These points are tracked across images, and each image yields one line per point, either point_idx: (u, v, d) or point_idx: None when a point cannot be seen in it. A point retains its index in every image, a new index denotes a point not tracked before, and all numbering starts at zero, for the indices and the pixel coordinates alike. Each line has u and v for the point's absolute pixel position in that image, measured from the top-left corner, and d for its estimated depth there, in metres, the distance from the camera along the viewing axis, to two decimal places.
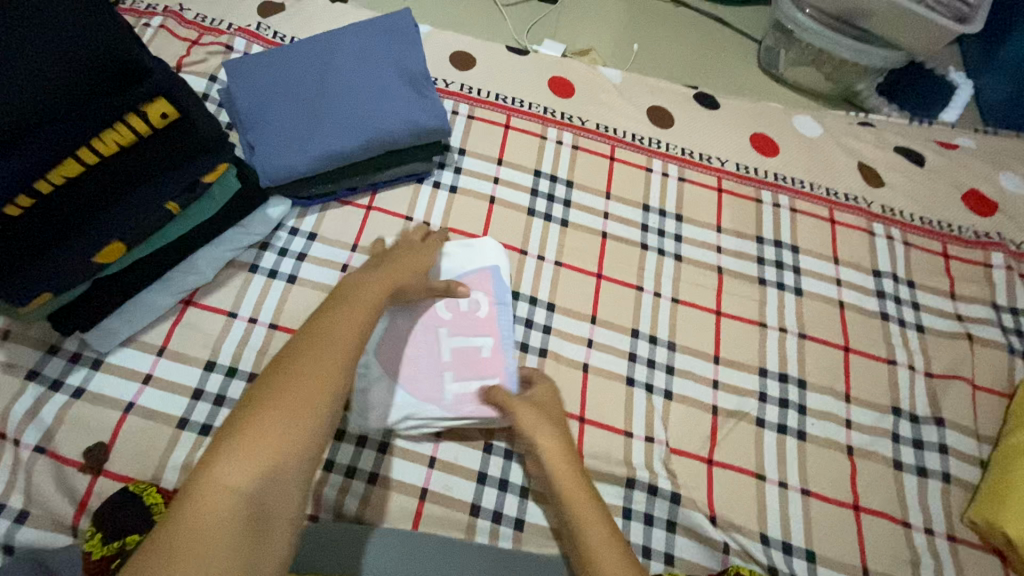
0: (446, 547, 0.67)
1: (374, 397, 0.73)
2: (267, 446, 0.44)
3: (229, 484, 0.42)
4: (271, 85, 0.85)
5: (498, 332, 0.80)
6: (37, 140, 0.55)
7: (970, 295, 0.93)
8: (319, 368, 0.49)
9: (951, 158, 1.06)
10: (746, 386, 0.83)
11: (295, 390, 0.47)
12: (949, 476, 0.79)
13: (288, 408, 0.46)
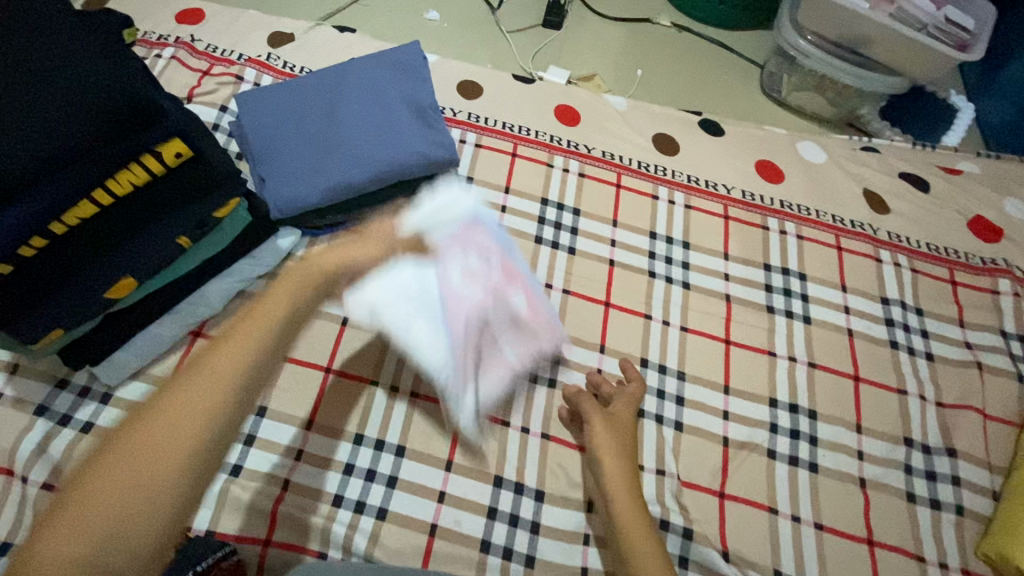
0: None
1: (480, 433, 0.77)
2: (110, 500, 0.37)
3: (65, 539, 0.36)
4: (279, 119, 0.86)
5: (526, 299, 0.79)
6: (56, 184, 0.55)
7: (978, 323, 0.93)
8: (187, 410, 0.41)
9: (956, 184, 1.06)
10: (757, 417, 0.82)
11: (148, 438, 0.39)
12: (962, 509, 0.79)
13: (126, 464, 0.38)
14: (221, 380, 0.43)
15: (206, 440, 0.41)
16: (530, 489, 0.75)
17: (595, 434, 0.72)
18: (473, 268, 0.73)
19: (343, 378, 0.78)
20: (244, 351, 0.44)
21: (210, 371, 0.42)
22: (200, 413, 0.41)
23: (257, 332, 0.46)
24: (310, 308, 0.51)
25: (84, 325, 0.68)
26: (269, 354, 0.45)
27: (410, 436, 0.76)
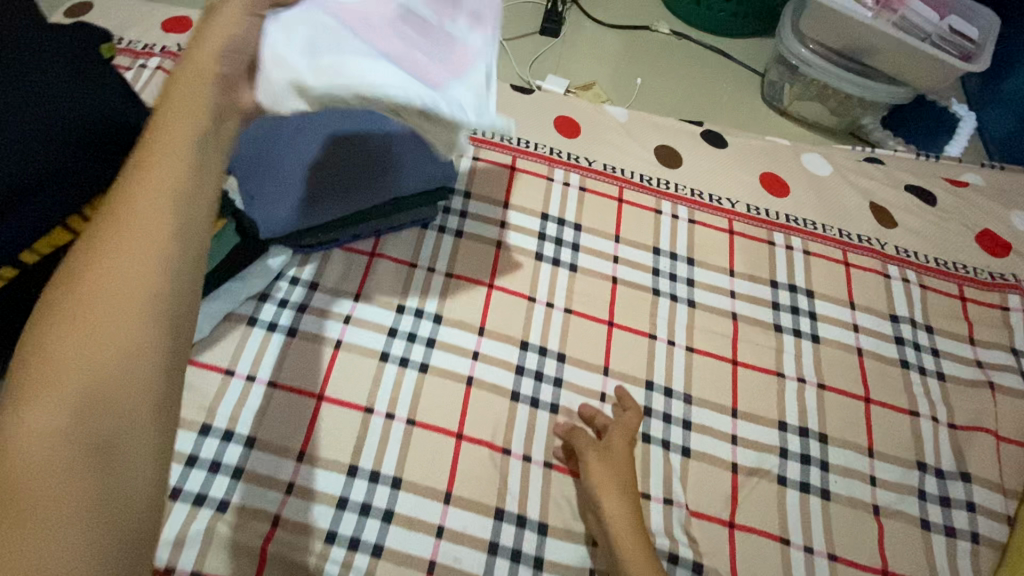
0: None
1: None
2: (63, 377, 0.29)
3: (27, 433, 0.28)
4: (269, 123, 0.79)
5: None
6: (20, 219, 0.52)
7: (989, 340, 0.91)
8: (118, 264, 0.31)
9: (962, 197, 1.04)
10: (766, 442, 0.80)
11: (84, 300, 0.30)
12: (978, 536, 0.76)
13: (75, 331, 0.30)
14: (145, 214, 0.32)
15: (160, 275, 0.31)
16: (532, 522, 0.72)
17: (591, 468, 0.72)
18: None
19: (335, 405, 0.75)
20: (163, 166, 0.33)
21: (126, 199, 0.32)
22: (141, 245, 0.31)
23: (171, 144, 0.34)
24: (220, 107, 0.38)
25: None
26: (197, 163, 0.34)
27: (407, 466, 0.72)
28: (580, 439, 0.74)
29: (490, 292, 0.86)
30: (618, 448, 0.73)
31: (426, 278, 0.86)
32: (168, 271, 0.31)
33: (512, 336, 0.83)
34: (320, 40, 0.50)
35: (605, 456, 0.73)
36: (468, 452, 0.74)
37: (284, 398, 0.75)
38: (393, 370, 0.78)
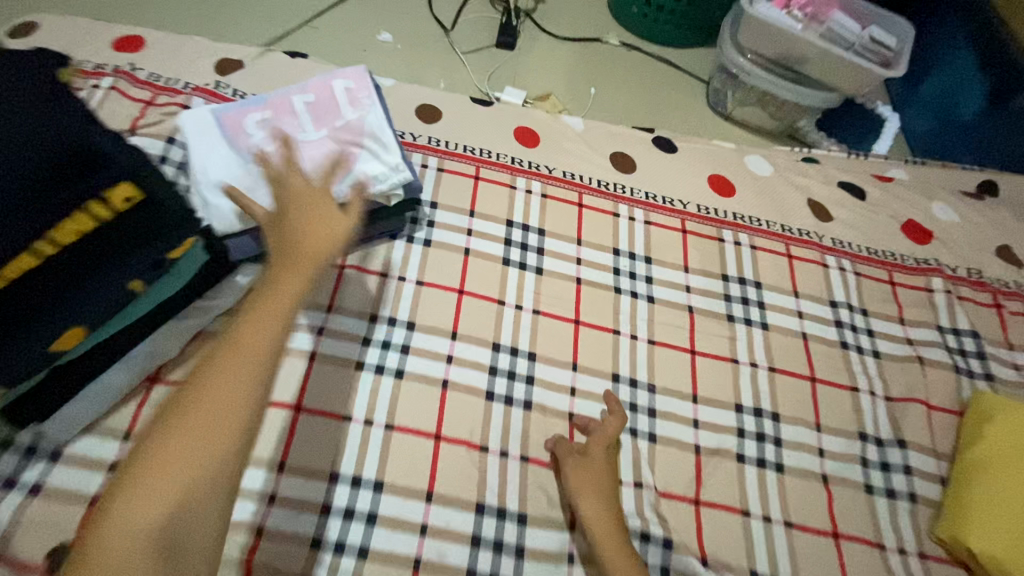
0: None
1: (338, 119, 0.84)
2: (197, 441, 0.48)
3: (131, 520, 0.45)
4: (205, 152, 0.79)
5: (326, 86, 0.86)
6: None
7: (919, 320, 0.99)
8: (204, 421, 0.48)
9: (888, 191, 1.14)
10: (725, 424, 0.85)
11: (215, 394, 0.49)
12: (916, 495, 0.84)
13: (203, 411, 0.49)
14: (227, 391, 0.50)
15: (239, 440, 0.49)
16: (513, 514, 0.75)
17: (572, 476, 0.76)
18: (303, 113, 0.84)
19: (314, 415, 0.76)
20: (241, 367, 0.51)
21: (223, 373, 0.50)
22: (251, 372, 0.51)
23: (255, 348, 0.52)
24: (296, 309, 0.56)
25: (27, 382, 0.63)
26: (267, 364, 0.52)
27: (387, 469, 0.75)
28: (564, 449, 0.78)
29: (461, 297, 0.89)
30: (596, 457, 0.77)
31: (398, 287, 0.88)
32: (241, 449, 0.49)
33: (483, 339, 0.87)
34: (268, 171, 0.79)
35: (585, 469, 0.76)
36: (447, 452, 0.77)
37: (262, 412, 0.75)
38: (369, 377, 0.80)
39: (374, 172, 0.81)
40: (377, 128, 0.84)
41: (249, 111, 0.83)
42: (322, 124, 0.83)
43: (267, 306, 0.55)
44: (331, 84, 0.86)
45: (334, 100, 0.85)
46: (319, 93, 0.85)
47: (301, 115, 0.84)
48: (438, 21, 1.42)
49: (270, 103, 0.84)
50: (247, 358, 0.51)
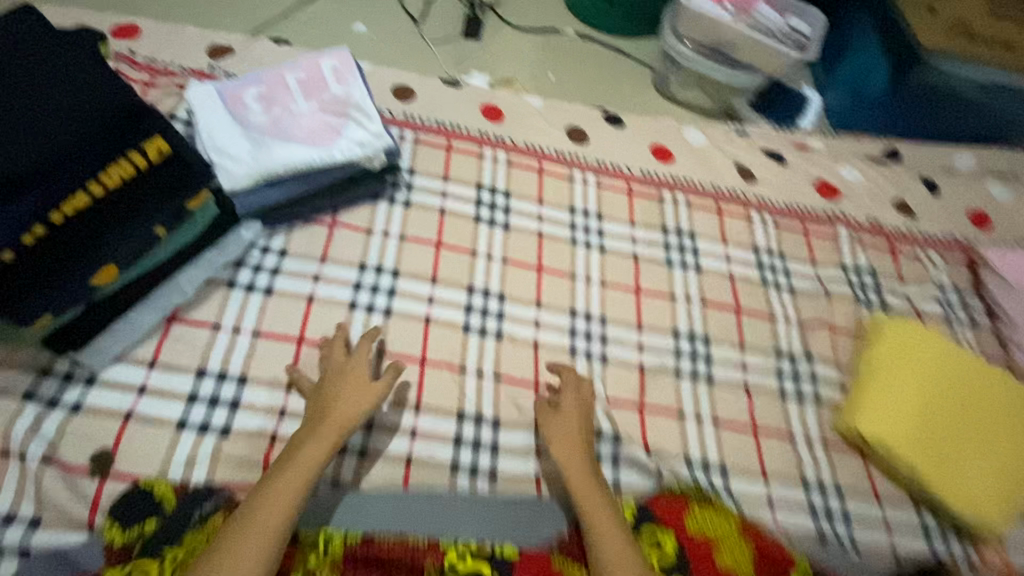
0: (444, 500, 0.80)
1: (326, 93, 0.97)
2: (259, 541, 0.63)
3: None
4: (208, 120, 0.91)
5: (315, 66, 0.99)
6: (41, 187, 0.64)
7: (827, 261, 1.16)
8: (259, 527, 0.64)
9: (804, 157, 1.32)
10: (664, 347, 1.02)
11: (278, 500, 0.67)
12: (821, 397, 1.01)
13: (262, 523, 0.65)
14: (276, 505, 0.66)
15: (279, 537, 0.65)
16: (488, 420, 0.89)
17: (545, 427, 0.86)
18: (296, 89, 0.97)
19: (314, 345, 0.90)
20: (290, 486, 0.68)
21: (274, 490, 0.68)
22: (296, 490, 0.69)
23: (300, 477, 0.70)
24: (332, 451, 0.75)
25: (71, 313, 0.74)
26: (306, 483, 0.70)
27: (382, 386, 0.88)
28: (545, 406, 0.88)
29: (438, 250, 1.03)
30: (569, 412, 0.86)
31: (382, 242, 1.01)
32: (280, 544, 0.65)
33: (459, 283, 1.01)
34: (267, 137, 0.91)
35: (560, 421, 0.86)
36: (432, 373, 0.91)
37: (269, 343, 0.88)
38: (361, 314, 0.95)
39: (359, 138, 0.94)
40: (361, 100, 0.97)
41: (247, 87, 0.95)
42: (313, 98, 0.96)
43: (313, 444, 0.73)
44: (320, 65, 0.99)
45: (323, 78, 0.98)
46: (309, 71, 0.98)
47: (294, 90, 0.96)
48: (408, 13, 1.55)
49: (265, 80, 0.96)
50: (296, 484, 0.69)
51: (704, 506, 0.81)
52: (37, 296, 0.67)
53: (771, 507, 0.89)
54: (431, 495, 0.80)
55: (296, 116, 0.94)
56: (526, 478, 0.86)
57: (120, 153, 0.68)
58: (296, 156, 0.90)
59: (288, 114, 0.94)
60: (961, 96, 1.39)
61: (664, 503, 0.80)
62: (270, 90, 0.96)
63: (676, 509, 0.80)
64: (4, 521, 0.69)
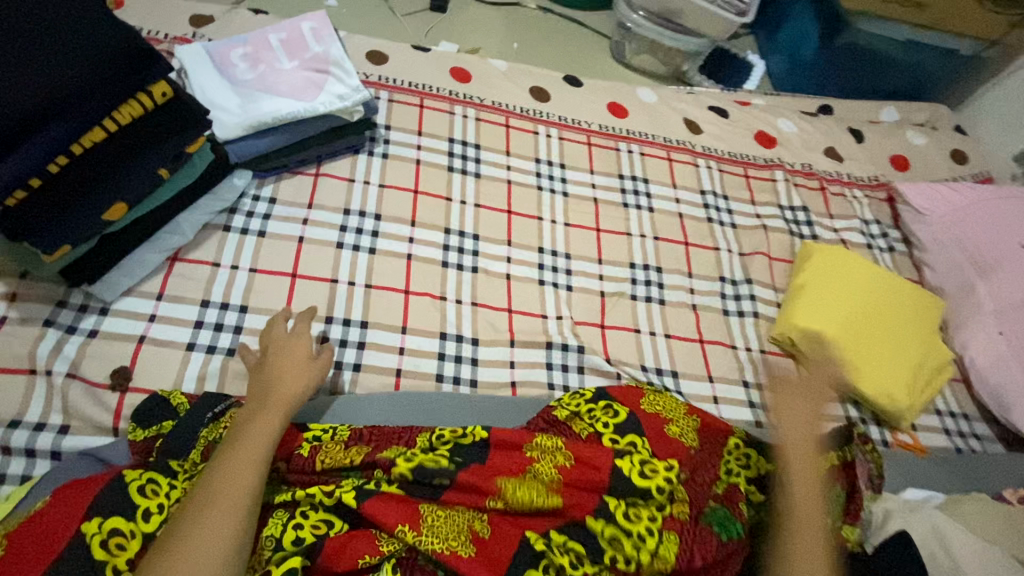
0: (429, 399, 0.90)
1: (307, 51, 1.06)
2: (226, 510, 0.58)
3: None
4: (199, 75, 0.99)
5: (296, 27, 1.08)
6: (63, 122, 0.73)
7: (765, 200, 1.30)
8: (228, 488, 0.59)
9: (747, 112, 1.44)
10: (622, 276, 1.14)
11: (244, 457, 0.63)
12: (758, 314, 1.15)
13: (227, 491, 0.59)
14: (243, 463, 0.62)
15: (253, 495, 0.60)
16: (468, 339, 1.00)
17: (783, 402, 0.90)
18: (278, 48, 1.05)
19: (306, 279, 0.99)
20: (254, 447, 0.65)
21: (235, 453, 0.63)
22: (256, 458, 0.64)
23: (261, 438, 0.66)
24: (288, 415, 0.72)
25: (84, 245, 0.82)
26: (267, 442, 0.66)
27: (371, 312, 0.98)
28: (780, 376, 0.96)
29: (416, 196, 1.12)
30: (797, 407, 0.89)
31: (364, 189, 1.09)
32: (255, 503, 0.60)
33: (436, 225, 1.10)
34: (254, 90, 1.00)
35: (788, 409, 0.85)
36: (415, 300, 1.01)
37: (265, 278, 0.97)
38: (348, 253, 1.03)
39: (339, 92, 1.03)
40: (339, 58, 1.06)
41: (233, 46, 1.04)
42: (294, 56, 1.05)
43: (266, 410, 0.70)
44: (300, 26, 1.08)
45: (303, 38, 1.07)
46: (290, 32, 1.07)
47: (277, 49, 1.05)
48: None
49: (250, 40, 1.05)
50: (261, 445, 0.65)
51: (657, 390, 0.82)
52: (53, 226, 0.75)
53: (715, 402, 1.03)
54: (418, 396, 0.90)
55: (280, 71, 1.03)
56: (502, 385, 0.98)
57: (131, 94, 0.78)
58: (281, 107, 0.99)
59: (272, 70, 1.03)
60: (886, 56, 1.54)
61: (620, 387, 0.81)
62: (254, 48, 1.04)
63: (633, 393, 0.80)
64: (36, 428, 0.78)
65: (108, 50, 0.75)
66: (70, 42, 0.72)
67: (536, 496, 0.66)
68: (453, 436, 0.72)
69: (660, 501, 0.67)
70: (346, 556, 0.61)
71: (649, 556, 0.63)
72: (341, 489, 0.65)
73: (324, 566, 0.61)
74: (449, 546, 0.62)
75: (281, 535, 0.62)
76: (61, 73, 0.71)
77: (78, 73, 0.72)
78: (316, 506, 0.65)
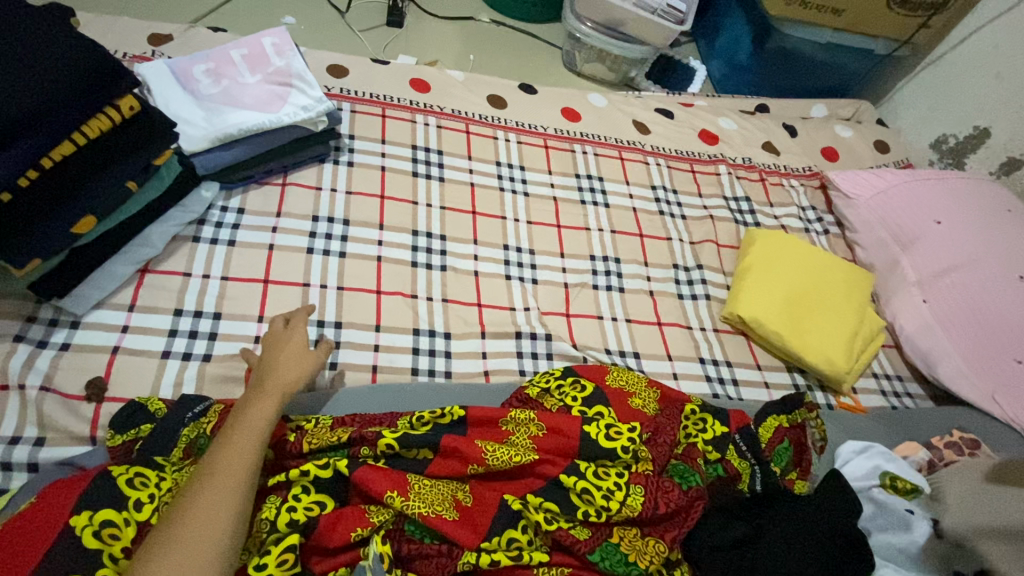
0: (408, 388, 0.95)
1: (269, 66, 1.09)
2: (226, 484, 0.61)
3: (177, 536, 0.56)
4: (159, 89, 1.02)
5: (257, 43, 1.12)
6: (25, 141, 0.74)
7: (711, 193, 1.40)
8: (228, 462, 0.63)
9: (690, 112, 1.55)
10: (584, 268, 1.21)
11: (243, 435, 0.66)
12: (710, 296, 1.24)
13: (226, 468, 0.62)
14: (243, 440, 0.66)
15: (251, 469, 0.64)
16: (440, 333, 1.05)
17: None
18: (240, 62, 1.09)
19: (278, 284, 1.01)
20: (253, 426, 0.69)
21: (235, 431, 0.67)
22: (252, 446, 0.67)
23: (260, 420, 0.70)
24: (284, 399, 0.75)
25: (53, 259, 0.84)
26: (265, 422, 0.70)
27: (345, 313, 1.02)
28: None
29: (383, 201, 1.16)
30: None
31: (331, 197, 1.13)
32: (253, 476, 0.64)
33: (403, 228, 1.14)
34: (217, 104, 1.03)
35: None
36: (388, 300, 1.05)
37: (237, 285, 0.99)
38: (319, 258, 1.06)
39: (303, 104, 1.06)
40: (301, 71, 1.10)
41: (195, 62, 1.07)
42: (257, 69, 1.09)
43: (263, 394, 0.74)
44: (261, 41, 1.12)
45: (263, 52, 1.11)
46: (252, 47, 1.11)
47: (239, 63, 1.09)
48: (334, 6, 1.68)
49: (211, 55, 1.09)
50: (259, 425, 0.69)
51: (626, 370, 0.86)
52: (22, 241, 0.78)
53: (675, 378, 1.11)
54: (398, 387, 0.95)
55: (242, 84, 1.06)
56: (475, 374, 1.03)
57: (100, 108, 0.81)
58: (245, 120, 1.02)
59: (234, 83, 1.06)
60: (810, 57, 1.68)
61: (587, 365, 0.86)
62: (214, 63, 1.08)
63: (600, 371, 0.85)
64: (11, 441, 0.79)
65: (60, 71, 0.77)
66: (20, 70, 0.74)
67: (511, 459, 0.72)
68: (433, 414, 0.75)
69: (625, 459, 0.74)
70: (338, 532, 0.65)
71: (618, 506, 0.70)
72: (333, 461, 0.69)
73: (318, 542, 0.65)
74: (435, 510, 0.67)
75: (276, 517, 0.64)
76: (13, 99, 0.73)
77: (45, 92, 0.75)
78: (308, 485, 0.68)
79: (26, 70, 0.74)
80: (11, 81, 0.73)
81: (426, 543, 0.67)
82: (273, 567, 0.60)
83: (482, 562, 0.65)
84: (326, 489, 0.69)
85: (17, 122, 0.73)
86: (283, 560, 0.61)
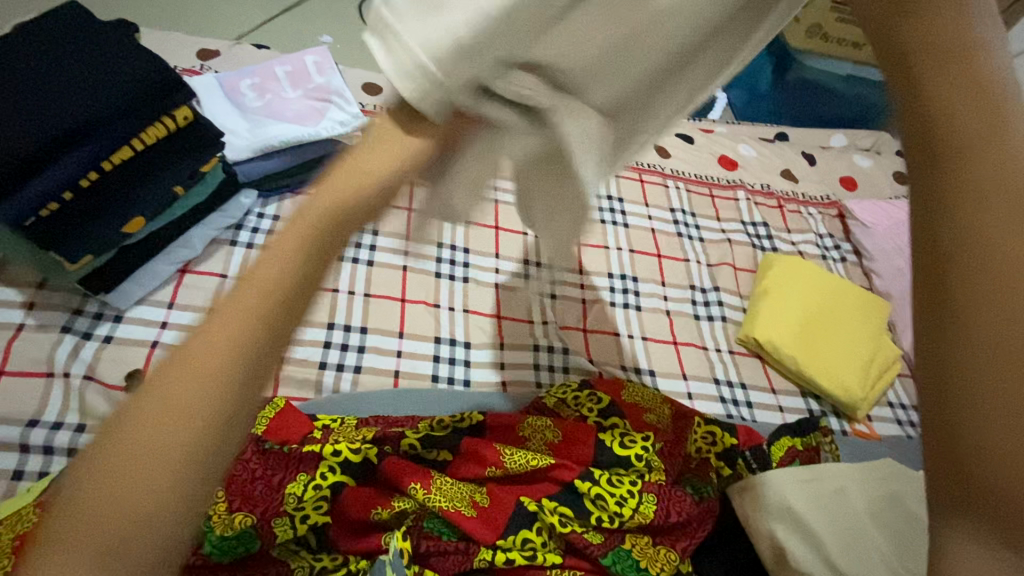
0: (426, 393, 0.98)
1: (309, 83, 1.15)
2: (182, 387, 0.36)
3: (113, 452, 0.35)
4: (208, 101, 1.09)
5: (299, 60, 1.19)
6: (85, 145, 0.81)
7: (730, 217, 1.42)
8: (199, 352, 0.38)
9: (710, 137, 1.55)
10: (601, 286, 1.23)
11: (236, 306, 0.39)
12: (727, 318, 1.25)
13: (192, 360, 0.37)
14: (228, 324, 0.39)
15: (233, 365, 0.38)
16: (460, 342, 1.08)
17: None
18: (284, 77, 1.16)
19: (310, 289, 1.05)
20: (253, 300, 0.40)
21: (225, 302, 0.40)
22: (241, 333, 0.38)
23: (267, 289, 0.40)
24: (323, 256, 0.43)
25: (104, 256, 0.90)
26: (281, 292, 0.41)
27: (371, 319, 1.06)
28: None
29: (410, 214, 1.20)
30: None
31: None
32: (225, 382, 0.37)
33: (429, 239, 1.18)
34: (261, 117, 1.09)
35: None
36: (411, 309, 1.09)
37: None
38: (348, 265, 1.10)
39: (339, 119, 1.12)
40: (340, 88, 1.16)
41: (241, 75, 1.14)
42: (298, 84, 1.15)
43: (289, 242, 0.42)
44: (305, 58, 1.19)
45: (306, 69, 1.18)
46: (295, 64, 1.18)
47: (282, 79, 1.15)
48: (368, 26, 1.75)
49: (257, 70, 1.16)
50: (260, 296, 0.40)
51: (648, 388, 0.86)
52: (77, 238, 0.84)
53: (689, 398, 1.12)
54: (418, 392, 0.98)
55: (285, 98, 1.12)
56: (493, 384, 1.06)
57: (156, 117, 0.87)
58: (286, 133, 1.08)
59: (277, 97, 1.12)
60: (830, 87, 1.71)
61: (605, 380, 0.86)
62: (259, 77, 1.15)
63: (616, 385, 0.85)
64: (54, 427, 0.84)
65: (113, 83, 0.83)
66: (87, 81, 0.82)
67: (528, 463, 0.74)
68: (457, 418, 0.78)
69: (638, 468, 0.77)
70: (364, 506, 0.70)
71: (630, 512, 0.72)
72: (364, 447, 0.74)
73: (342, 514, 0.70)
74: (455, 505, 0.70)
75: (302, 492, 0.69)
76: (78, 105, 0.80)
77: (107, 101, 0.82)
78: (335, 465, 0.72)
79: (95, 81, 0.82)
80: (79, 90, 0.81)
81: (444, 540, 0.70)
82: (311, 510, 0.69)
83: (497, 560, 0.69)
84: (350, 472, 0.72)
85: (79, 127, 0.80)
86: (319, 506, 0.69)
